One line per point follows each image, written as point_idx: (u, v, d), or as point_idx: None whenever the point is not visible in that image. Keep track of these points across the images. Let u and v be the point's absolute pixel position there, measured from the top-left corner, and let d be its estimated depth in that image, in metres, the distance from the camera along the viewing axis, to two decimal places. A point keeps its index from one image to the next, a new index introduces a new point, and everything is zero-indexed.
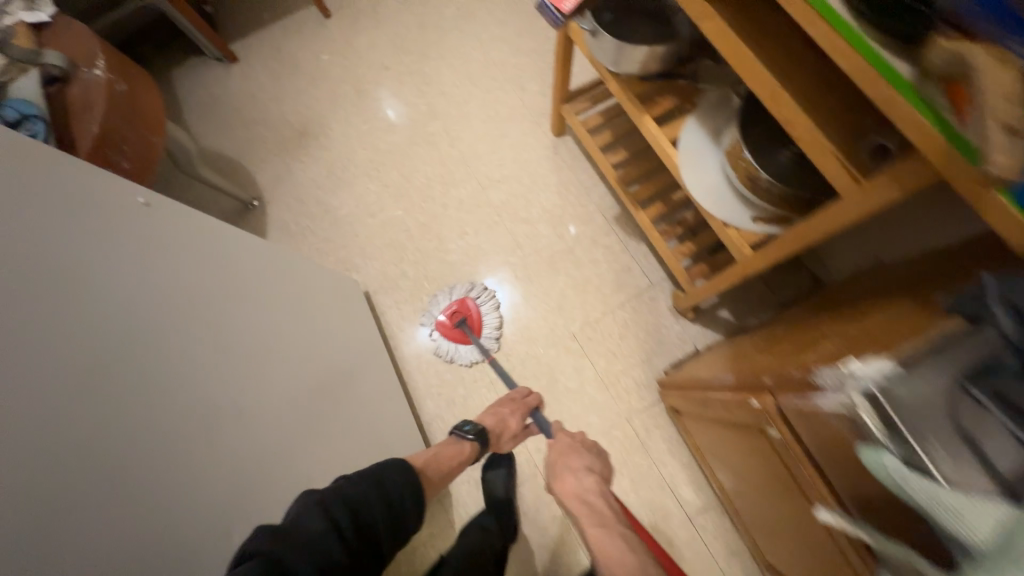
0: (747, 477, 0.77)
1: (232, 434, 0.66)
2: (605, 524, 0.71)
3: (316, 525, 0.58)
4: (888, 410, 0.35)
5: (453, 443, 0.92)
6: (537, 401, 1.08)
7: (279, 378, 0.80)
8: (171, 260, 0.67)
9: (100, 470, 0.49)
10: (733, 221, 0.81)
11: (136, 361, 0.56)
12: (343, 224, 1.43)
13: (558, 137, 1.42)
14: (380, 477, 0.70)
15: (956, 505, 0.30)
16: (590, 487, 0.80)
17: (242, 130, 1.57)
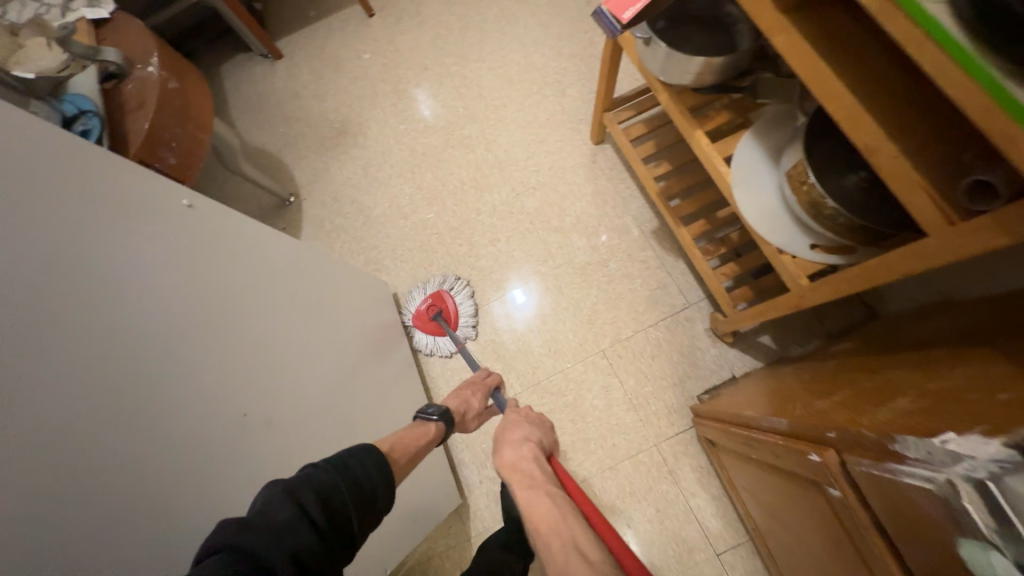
0: (791, 525, 0.71)
1: (257, 443, 0.64)
2: (535, 488, 0.64)
3: (280, 515, 0.50)
4: (1003, 504, 0.30)
5: (417, 425, 0.82)
6: (496, 380, 1.04)
7: (308, 383, 0.79)
8: (204, 260, 0.67)
9: (134, 484, 0.48)
10: (789, 247, 0.76)
11: (165, 364, 0.55)
12: (375, 224, 1.43)
13: (597, 144, 1.37)
14: (351, 459, 0.61)
15: None
16: (527, 455, 0.72)
17: (283, 126, 1.60)
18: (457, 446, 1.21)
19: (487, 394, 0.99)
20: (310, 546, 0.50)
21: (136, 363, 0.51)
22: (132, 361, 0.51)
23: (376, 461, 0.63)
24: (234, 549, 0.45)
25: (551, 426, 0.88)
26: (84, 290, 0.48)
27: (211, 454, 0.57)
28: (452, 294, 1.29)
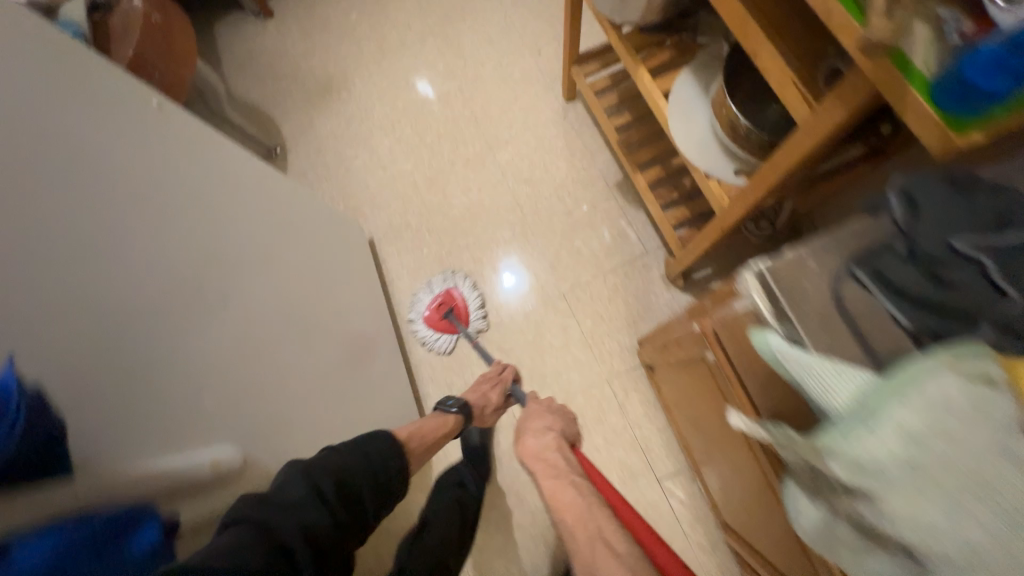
0: (701, 423, 0.78)
1: (243, 343, 0.65)
2: (560, 477, 0.73)
3: (298, 494, 0.55)
4: (771, 285, 0.36)
5: (437, 415, 0.91)
6: (513, 374, 1.11)
7: (299, 297, 0.81)
8: (188, 170, 0.66)
9: (131, 379, 0.49)
10: (716, 172, 0.82)
11: (149, 254, 0.56)
12: (356, 175, 1.50)
13: (568, 102, 1.43)
14: (366, 447, 0.67)
15: (824, 376, 0.33)
16: (550, 443, 0.83)
17: (272, 82, 1.66)
18: (423, 379, 1.28)
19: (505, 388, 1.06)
20: (323, 525, 0.54)
21: (137, 254, 0.54)
22: (133, 252, 0.54)
23: (390, 450, 0.69)
24: (254, 519, 0.49)
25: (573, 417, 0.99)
26: (94, 181, 0.52)
27: (208, 356, 0.59)
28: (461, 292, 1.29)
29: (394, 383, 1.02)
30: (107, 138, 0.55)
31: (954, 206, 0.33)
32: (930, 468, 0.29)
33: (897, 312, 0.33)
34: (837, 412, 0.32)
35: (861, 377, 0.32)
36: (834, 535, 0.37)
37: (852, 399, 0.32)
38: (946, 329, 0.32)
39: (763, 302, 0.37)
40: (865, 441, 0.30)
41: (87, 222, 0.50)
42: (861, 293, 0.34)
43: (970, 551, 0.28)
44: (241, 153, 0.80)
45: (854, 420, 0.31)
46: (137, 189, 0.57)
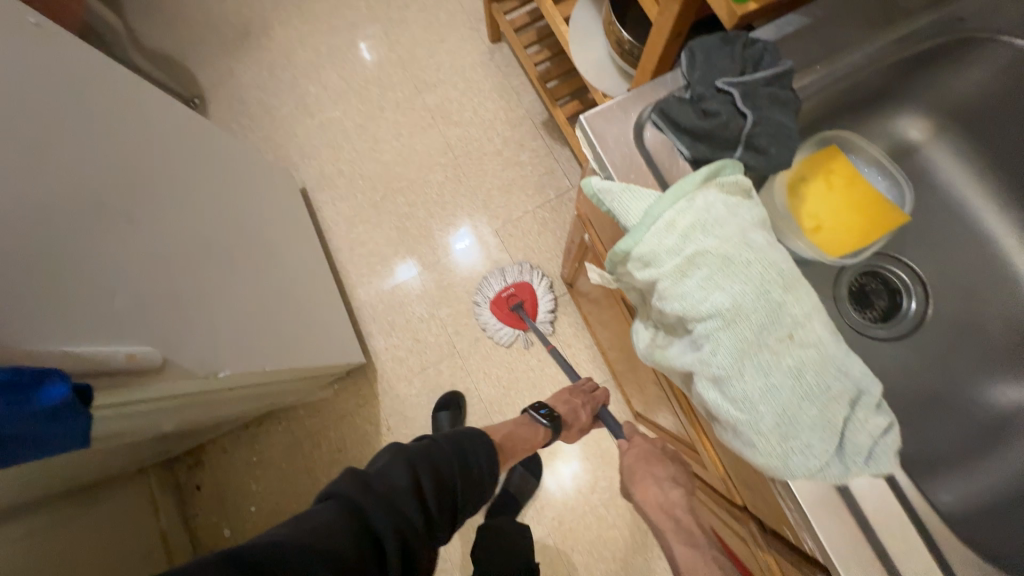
0: (605, 317, 0.87)
1: (158, 265, 0.67)
2: (700, 550, 0.56)
3: (402, 485, 0.58)
4: (588, 134, 0.42)
5: (529, 424, 0.91)
6: (604, 396, 1.06)
7: (209, 227, 0.82)
8: (80, 91, 0.64)
9: (42, 286, 0.51)
10: (612, 92, 0.88)
11: (49, 172, 0.56)
12: (283, 125, 1.47)
13: (494, 44, 1.44)
14: (466, 446, 0.70)
15: (625, 199, 0.40)
16: (679, 500, 0.63)
17: (183, 29, 1.56)
18: (366, 320, 1.32)
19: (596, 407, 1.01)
20: (414, 518, 0.57)
21: (38, 157, 0.55)
22: (35, 155, 0.55)
23: (485, 452, 0.71)
24: (347, 501, 0.54)
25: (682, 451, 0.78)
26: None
27: (121, 266, 0.61)
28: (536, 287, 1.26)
29: (318, 319, 1.06)
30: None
31: (721, 55, 0.40)
32: (690, 251, 0.37)
33: (683, 147, 0.40)
34: (632, 226, 0.40)
35: (650, 195, 0.39)
36: (654, 346, 0.47)
37: (641, 213, 0.39)
38: (713, 156, 0.40)
39: (588, 151, 0.43)
40: (649, 239, 0.38)
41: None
42: (657, 135, 0.42)
43: (715, 308, 0.37)
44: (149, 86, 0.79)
45: (643, 228, 0.39)
46: (38, 102, 0.57)
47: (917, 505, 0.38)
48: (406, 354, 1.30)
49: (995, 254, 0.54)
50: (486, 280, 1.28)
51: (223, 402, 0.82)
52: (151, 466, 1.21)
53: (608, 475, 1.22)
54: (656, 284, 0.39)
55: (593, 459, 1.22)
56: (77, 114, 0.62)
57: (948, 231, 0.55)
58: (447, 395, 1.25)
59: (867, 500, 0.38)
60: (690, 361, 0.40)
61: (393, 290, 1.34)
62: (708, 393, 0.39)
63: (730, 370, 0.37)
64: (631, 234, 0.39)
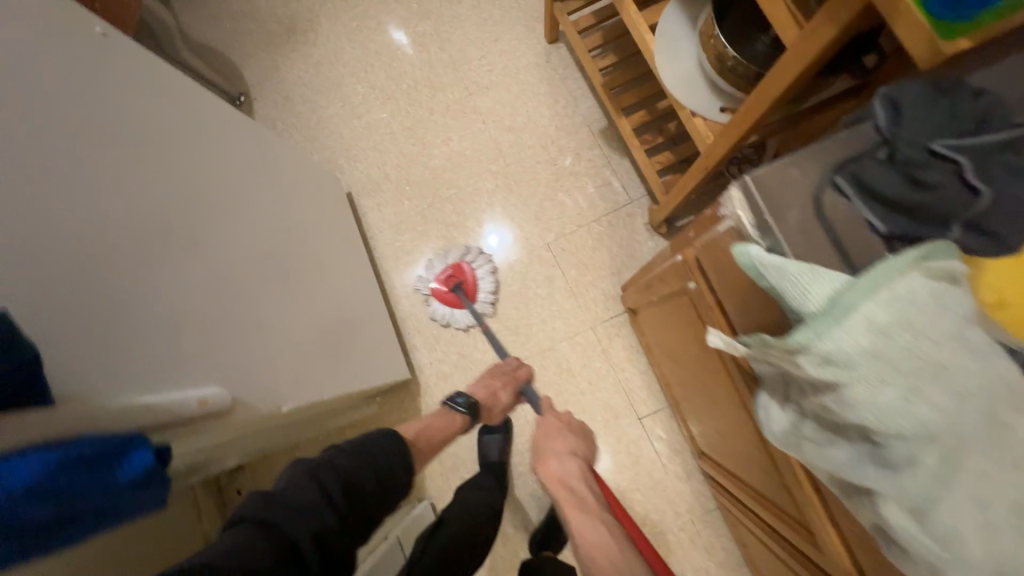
0: (680, 356, 0.81)
1: (227, 292, 0.65)
2: (591, 513, 0.70)
3: (307, 494, 0.56)
4: (755, 196, 0.36)
5: (445, 415, 0.92)
6: (526, 373, 1.08)
7: (272, 245, 0.78)
8: (148, 106, 0.61)
9: (123, 329, 0.49)
10: (701, 110, 0.80)
11: (122, 202, 0.53)
12: (328, 125, 1.42)
13: (551, 44, 1.36)
14: (371, 444, 0.69)
15: (803, 279, 0.34)
16: (574, 472, 0.79)
17: (230, 23, 1.52)
18: (409, 332, 1.29)
19: (517, 387, 1.04)
20: (331, 522, 0.55)
21: (107, 190, 0.51)
22: (104, 188, 0.51)
23: (396, 450, 0.70)
24: (258, 520, 0.51)
25: (590, 431, 0.95)
26: (53, 108, 0.48)
27: (192, 301, 0.58)
28: (475, 268, 1.25)
29: (371, 340, 1.02)
30: (63, 66, 0.51)
31: (934, 108, 0.32)
32: (894, 357, 0.31)
33: (874, 219, 0.34)
34: (812, 313, 0.33)
35: (839, 278, 0.33)
36: (801, 434, 0.41)
37: (827, 299, 0.33)
38: (918, 232, 0.33)
39: (747, 217, 0.37)
40: (840, 337, 0.31)
41: (49, 151, 0.47)
42: (838, 203, 0.35)
43: (923, 427, 0.30)
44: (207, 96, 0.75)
45: (828, 318, 0.32)
46: (111, 125, 0.54)
47: None
48: (451, 370, 1.26)
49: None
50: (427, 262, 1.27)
51: (278, 429, 0.78)
52: None
53: (660, 509, 1.15)
54: (840, 388, 0.32)
55: (646, 492, 1.16)
56: (144, 137, 0.59)
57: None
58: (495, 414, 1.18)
59: None
60: (872, 476, 0.34)
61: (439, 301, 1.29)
62: (897, 517, 0.33)
63: (937, 501, 0.31)
64: (810, 322, 0.33)
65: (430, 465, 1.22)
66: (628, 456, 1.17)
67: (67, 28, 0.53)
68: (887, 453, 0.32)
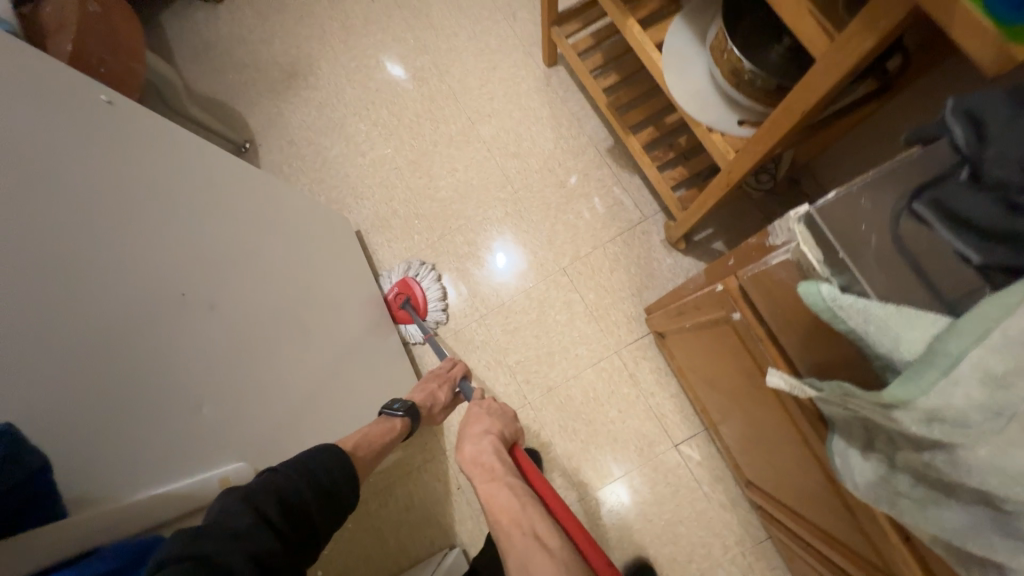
0: (721, 383, 0.77)
1: (245, 354, 0.62)
2: (495, 481, 0.66)
3: (241, 521, 0.45)
4: (825, 231, 0.33)
5: (382, 421, 0.80)
6: (462, 370, 1.02)
7: (286, 296, 0.76)
8: (156, 171, 0.60)
9: (140, 411, 0.46)
10: (719, 125, 0.76)
11: (134, 274, 0.51)
12: (333, 164, 1.42)
13: (550, 68, 1.36)
14: (312, 459, 0.58)
15: (892, 324, 0.30)
16: (488, 447, 0.74)
17: (232, 74, 1.55)
18: (428, 369, 1.25)
19: (453, 383, 0.97)
20: (274, 549, 0.46)
21: (117, 264, 0.50)
22: (115, 262, 0.49)
23: (338, 463, 0.60)
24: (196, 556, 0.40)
25: (515, 413, 0.89)
26: (61, 187, 0.47)
27: (211, 369, 0.56)
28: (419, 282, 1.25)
29: (390, 387, 0.98)
30: (69, 143, 0.50)
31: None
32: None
33: (967, 251, 0.29)
34: (907, 362, 0.30)
35: (938, 321, 0.29)
36: (894, 489, 0.36)
37: (924, 347, 0.29)
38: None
39: (815, 254, 0.34)
40: (949, 392, 0.27)
41: (58, 230, 0.45)
42: (920, 232, 0.31)
43: None
44: (211, 152, 0.74)
45: (929, 369, 0.28)
46: (119, 194, 0.53)
47: None
48: None
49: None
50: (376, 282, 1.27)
51: None
52: None
53: (707, 542, 1.07)
54: (954, 447, 0.28)
55: (690, 524, 1.08)
56: (153, 202, 0.57)
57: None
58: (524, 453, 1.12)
59: None
60: (999, 545, 0.29)
61: (456, 335, 1.26)
62: None
63: None
64: (906, 372, 0.29)
65: (459, 509, 1.17)
66: (666, 486, 1.11)
67: (71, 106, 0.53)
68: (1018, 522, 0.28)
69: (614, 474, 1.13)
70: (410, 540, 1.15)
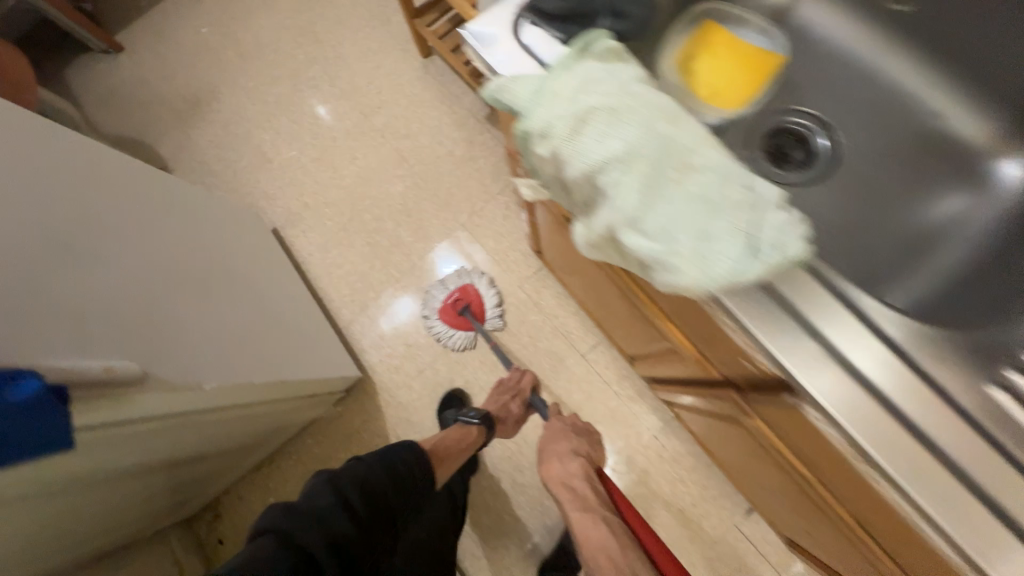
0: (572, 264, 0.91)
1: (130, 292, 0.72)
2: (588, 510, 0.81)
3: (326, 501, 0.67)
4: (471, 41, 0.47)
5: (461, 427, 1.00)
6: (531, 383, 1.16)
7: (178, 260, 0.86)
8: (57, 147, 0.72)
9: (20, 308, 0.56)
10: None
11: (20, 214, 0.62)
12: (245, 174, 1.54)
13: (426, 58, 1.53)
14: (387, 456, 0.79)
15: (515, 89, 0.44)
16: (575, 471, 0.90)
17: (140, 112, 1.66)
18: (354, 337, 1.35)
19: (524, 397, 1.12)
20: (347, 530, 0.66)
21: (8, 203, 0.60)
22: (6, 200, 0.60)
23: (413, 457, 0.82)
24: (277, 531, 0.62)
25: (594, 437, 1.06)
26: None
27: (89, 295, 0.66)
28: (478, 289, 1.30)
29: (297, 347, 1.07)
30: None
31: None
32: (578, 110, 0.40)
33: (555, 31, 0.46)
34: (525, 111, 0.43)
35: (532, 79, 0.43)
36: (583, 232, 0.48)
37: (528, 96, 0.43)
38: (580, 30, 0.44)
39: (478, 59, 0.47)
40: (542, 113, 0.41)
41: None
42: (533, 28, 0.46)
43: (612, 154, 0.39)
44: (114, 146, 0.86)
45: (534, 108, 0.42)
46: (15, 154, 0.64)
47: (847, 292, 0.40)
48: (400, 362, 1.31)
49: (881, 91, 0.61)
50: (430, 292, 1.31)
51: (212, 423, 0.85)
52: (171, 529, 1.24)
53: (623, 434, 1.19)
54: (560, 153, 0.41)
55: (606, 422, 1.20)
56: (47, 168, 0.69)
57: (837, 82, 0.61)
58: (448, 393, 1.25)
59: (803, 303, 0.38)
60: (608, 216, 0.41)
61: (377, 302, 1.36)
62: (631, 238, 0.40)
63: (642, 206, 0.39)
64: (525, 118, 0.43)
65: None
66: (580, 393, 1.22)
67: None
68: (605, 188, 0.40)
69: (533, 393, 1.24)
70: None
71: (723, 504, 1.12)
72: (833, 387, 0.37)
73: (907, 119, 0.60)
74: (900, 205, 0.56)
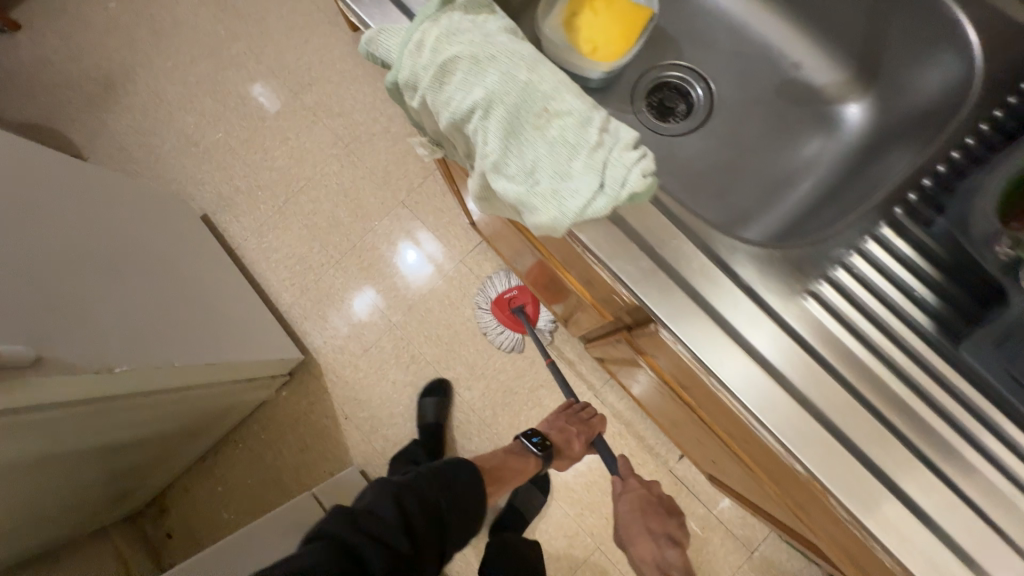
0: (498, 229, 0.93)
1: (21, 274, 0.69)
2: None
3: (390, 515, 0.65)
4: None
5: (521, 454, 0.98)
6: (598, 424, 1.08)
7: (78, 243, 0.83)
8: None
9: None
10: None
11: None
12: (168, 159, 1.46)
13: (355, 31, 1.48)
14: (450, 473, 0.77)
15: (385, 40, 0.44)
16: (673, 560, 0.83)
17: (45, 95, 1.53)
18: (296, 321, 1.33)
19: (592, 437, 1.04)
20: (405, 547, 0.64)
21: None
22: None
23: (470, 478, 0.78)
24: (336, 539, 0.61)
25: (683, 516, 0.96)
26: None
27: None
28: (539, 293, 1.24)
29: (227, 331, 1.05)
30: None
31: None
32: (440, 59, 0.41)
33: None
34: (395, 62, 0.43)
35: (398, 31, 0.43)
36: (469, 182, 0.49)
37: (396, 46, 0.43)
38: None
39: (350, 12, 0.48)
40: (407, 64, 0.42)
41: None
42: None
43: (473, 100, 0.41)
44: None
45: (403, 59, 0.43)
46: None
47: (688, 223, 0.43)
48: (345, 342, 1.30)
49: (754, 41, 0.66)
50: (490, 280, 1.27)
51: (133, 410, 0.83)
52: (112, 526, 1.20)
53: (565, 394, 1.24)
54: (430, 102, 0.43)
55: (550, 385, 1.25)
56: None
57: (713, 37, 0.66)
58: (433, 381, 1.26)
59: (647, 233, 0.42)
60: (478, 163, 0.42)
61: (317, 285, 1.34)
62: (499, 182, 0.41)
63: (503, 150, 0.41)
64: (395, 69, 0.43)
65: (350, 436, 1.26)
66: (522, 360, 1.26)
67: None
68: (473, 135, 0.42)
69: (478, 363, 1.27)
70: (310, 476, 1.24)
71: (659, 452, 1.20)
72: (673, 309, 0.41)
73: (774, 68, 0.65)
74: (763, 149, 0.62)
